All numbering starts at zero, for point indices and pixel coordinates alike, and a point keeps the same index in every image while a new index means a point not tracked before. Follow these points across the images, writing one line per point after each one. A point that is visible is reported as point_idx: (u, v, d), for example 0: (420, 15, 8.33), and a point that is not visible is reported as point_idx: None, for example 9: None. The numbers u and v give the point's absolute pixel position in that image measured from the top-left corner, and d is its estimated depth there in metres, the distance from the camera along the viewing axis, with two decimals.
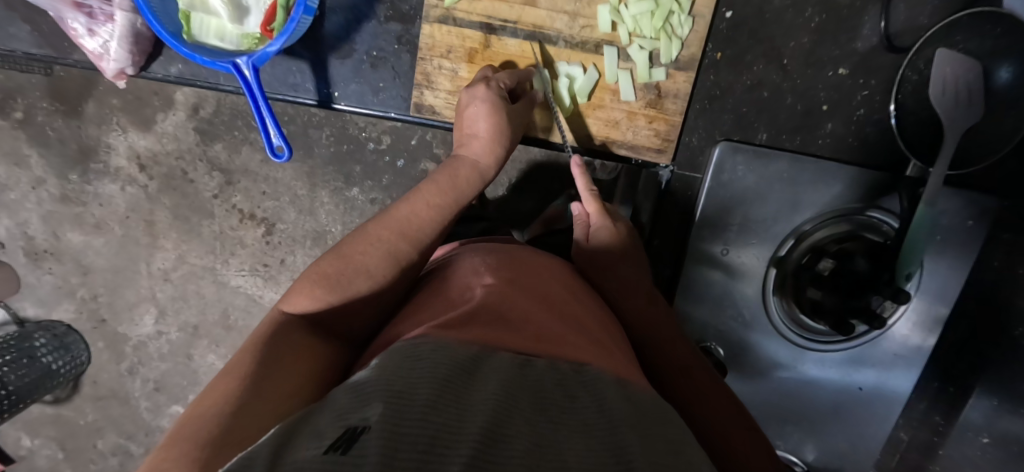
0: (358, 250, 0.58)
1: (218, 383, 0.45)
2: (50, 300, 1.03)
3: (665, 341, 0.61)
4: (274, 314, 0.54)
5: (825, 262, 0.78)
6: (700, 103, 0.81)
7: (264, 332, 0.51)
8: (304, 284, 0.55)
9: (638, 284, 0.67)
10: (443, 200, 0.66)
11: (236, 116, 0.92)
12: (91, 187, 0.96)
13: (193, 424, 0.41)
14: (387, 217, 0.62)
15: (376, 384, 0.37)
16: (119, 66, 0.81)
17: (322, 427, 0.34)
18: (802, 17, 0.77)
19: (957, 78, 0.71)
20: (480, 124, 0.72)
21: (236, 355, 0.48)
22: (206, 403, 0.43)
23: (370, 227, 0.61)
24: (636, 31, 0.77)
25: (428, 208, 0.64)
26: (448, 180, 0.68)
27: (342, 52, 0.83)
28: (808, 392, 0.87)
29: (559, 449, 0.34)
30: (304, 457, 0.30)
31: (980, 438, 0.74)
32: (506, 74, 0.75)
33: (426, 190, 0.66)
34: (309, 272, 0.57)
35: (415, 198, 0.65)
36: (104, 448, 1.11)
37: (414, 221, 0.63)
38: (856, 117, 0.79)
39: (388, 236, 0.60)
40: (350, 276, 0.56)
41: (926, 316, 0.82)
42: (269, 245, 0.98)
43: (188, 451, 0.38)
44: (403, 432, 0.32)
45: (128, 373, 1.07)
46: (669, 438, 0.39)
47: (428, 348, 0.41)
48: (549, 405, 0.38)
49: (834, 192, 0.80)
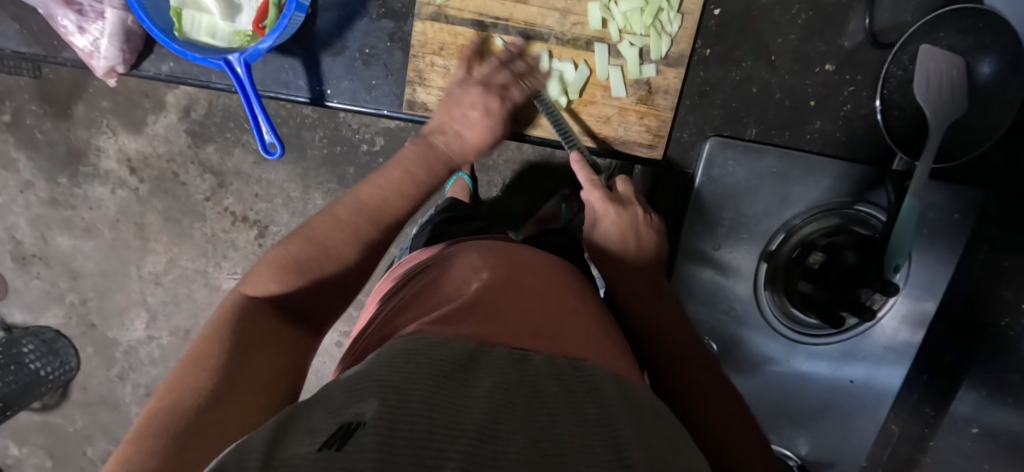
0: (327, 234, 0.57)
1: (185, 372, 0.44)
2: (39, 306, 1.02)
3: (668, 335, 0.62)
4: (237, 300, 0.53)
5: (815, 255, 0.79)
6: (690, 99, 0.82)
7: (230, 319, 0.50)
8: (268, 269, 0.55)
9: (639, 274, 0.69)
10: (414, 190, 0.64)
11: (227, 117, 0.92)
12: (80, 190, 0.95)
13: (162, 417, 0.40)
14: (353, 198, 0.61)
15: (372, 379, 0.36)
16: (109, 64, 0.80)
17: (316, 423, 0.34)
18: (789, 14, 0.78)
19: (940, 73, 0.72)
20: (469, 130, 0.71)
21: (199, 343, 0.47)
22: (173, 395, 0.42)
23: (339, 210, 0.60)
24: (626, 28, 0.79)
25: (398, 197, 0.63)
26: (421, 172, 0.65)
27: (334, 49, 0.83)
28: (801, 387, 0.87)
29: (558, 443, 0.34)
30: (298, 454, 0.30)
31: (970, 429, 0.73)
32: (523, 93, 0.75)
33: (392, 174, 0.64)
34: (273, 254, 0.56)
35: (381, 180, 0.63)
36: (94, 456, 1.10)
37: (387, 209, 0.62)
38: (843, 113, 0.80)
39: (358, 221, 0.60)
40: (322, 261, 0.56)
41: (914, 310, 0.84)
42: (262, 248, 0.98)
43: (158, 443, 0.38)
44: (399, 428, 0.31)
45: (118, 379, 1.06)
46: (667, 436, 0.40)
47: (424, 344, 0.42)
48: (547, 398, 0.38)
49: (822, 186, 0.81)
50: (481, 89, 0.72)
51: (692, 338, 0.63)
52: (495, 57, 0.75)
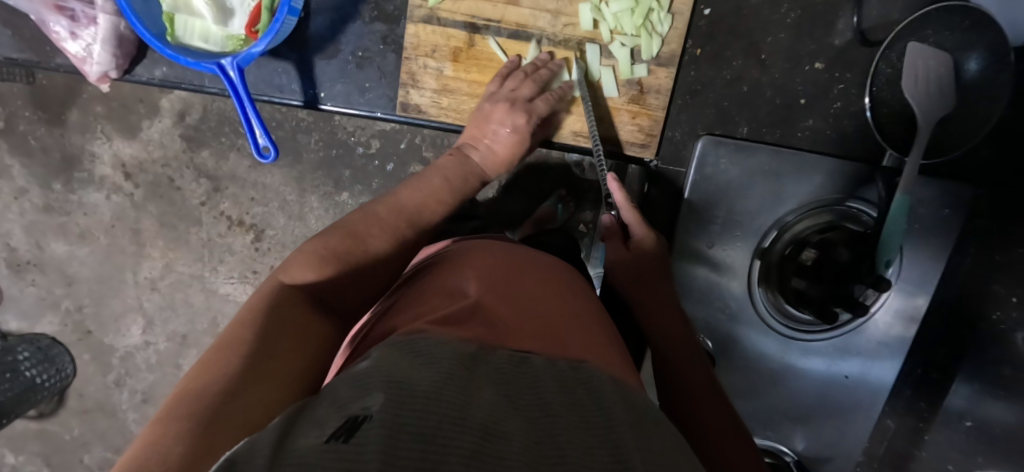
0: (368, 232, 0.60)
1: (216, 357, 0.45)
2: (33, 313, 1.02)
3: (671, 344, 0.63)
4: (274, 286, 0.54)
5: (808, 252, 0.79)
6: (682, 99, 0.83)
7: (263, 305, 0.51)
8: (307, 259, 0.56)
9: (663, 297, 0.67)
10: (449, 195, 0.69)
11: (223, 122, 0.92)
12: (75, 196, 0.95)
13: (192, 399, 0.40)
14: (392, 200, 0.65)
15: (376, 374, 0.37)
16: (102, 69, 0.81)
17: (322, 418, 0.34)
18: (779, 13, 0.79)
19: (928, 71, 0.73)
20: (500, 145, 0.76)
21: (230, 329, 0.48)
22: (204, 379, 0.42)
23: (380, 210, 0.63)
24: (617, 29, 0.79)
25: (436, 202, 0.67)
26: (458, 179, 0.71)
27: (327, 53, 0.84)
28: (797, 383, 0.88)
29: (559, 444, 0.34)
30: (305, 446, 0.30)
31: (964, 422, 0.73)
32: (547, 104, 0.78)
33: (432, 178, 0.69)
34: (312, 246, 0.58)
35: (421, 183, 0.68)
36: (91, 463, 1.09)
37: (424, 212, 0.66)
38: (833, 111, 0.81)
39: (396, 222, 0.63)
40: (360, 256, 0.58)
41: (905, 306, 0.85)
42: (259, 252, 0.98)
43: (190, 424, 0.38)
44: (404, 422, 0.31)
45: (114, 385, 1.06)
46: (664, 439, 0.40)
47: (429, 344, 0.42)
48: (548, 401, 0.39)
49: (815, 183, 0.82)
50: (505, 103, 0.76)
51: (691, 338, 0.64)
52: (521, 72, 0.79)
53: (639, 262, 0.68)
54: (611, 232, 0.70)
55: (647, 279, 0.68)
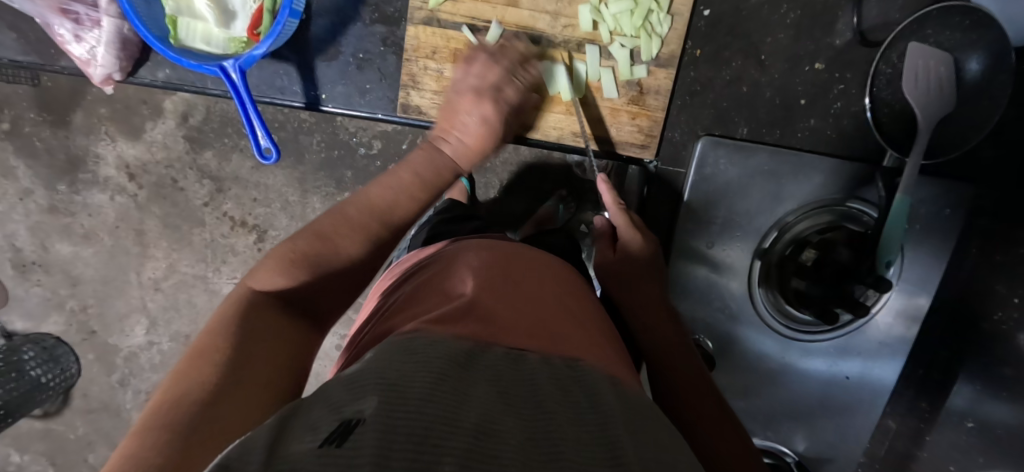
0: (337, 231, 0.59)
1: (193, 366, 0.45)
2: (39, 313, 1.03)
3: (668, 345, 0.62)
4: (245, 292, 0.54)
5: (808, 252, 0.79)
6: (682, 99, 0.83)
7: (239, 313, 0.51)
8: (275, 261, 0.56)
9: (656, 300, 0.67)
10: (421, 192, 0.65)
11: (226, 123, 0.92)
12: (79, 197, 0.96)
13: (169, 410, 0.41)
14: (362, 198, 0.62)
15: (371, 377, 0.37)
16: (106, 72, 0.81)
17: (317, 421, 0.34)
18: (778, 14, 0.79)
19: (929, 71, 0.73)
20: (469, 138, 0.72)
21: (204, 336, 0.48)
22: (180, 389, 0.43)
23: (350, 210, 0.61)
24: (617, 29, 0.80)
25: (409, 200, 0.64)
26: (430, 175, 0.67)
27: (328, 54, 0.84)
28: (797, 383, 0.88)
29: (553, 441, 0.34)
30: (300, 450, 0.30)
31: (965, 423, 0.73)
32: (518, 91, 0.75)
33: (403, 174, 0.66)
34: (280, 249, 0.57)
35: (390, 179, 0.65)
36: (96, 462, 1.10)
37: (395, 210, 0.63)
38: (833, 111, 0.81)
39: (365, 221, 0.61)
40: (330, 257, 0.57)
41: (906, 306, 0.85)
42: (261, 252, 0.98)
43: (167, 437, 0.38)
44: (397, 424, 0.31)
45: (119, 385, 1.07)
46: (660, 437, 0.40)
47: (424, 344, 0.42)
48: (544, 398, 0.39)
49: (814, 183, 0.82)
50: (475, 92, 0.73)
51: (685, 341, 0.64)
52: (488, 56, 0.76)
53: (626, 261, 0.69)
54: (603, 234, 0.73)
55: (634, 282, 0.68)
